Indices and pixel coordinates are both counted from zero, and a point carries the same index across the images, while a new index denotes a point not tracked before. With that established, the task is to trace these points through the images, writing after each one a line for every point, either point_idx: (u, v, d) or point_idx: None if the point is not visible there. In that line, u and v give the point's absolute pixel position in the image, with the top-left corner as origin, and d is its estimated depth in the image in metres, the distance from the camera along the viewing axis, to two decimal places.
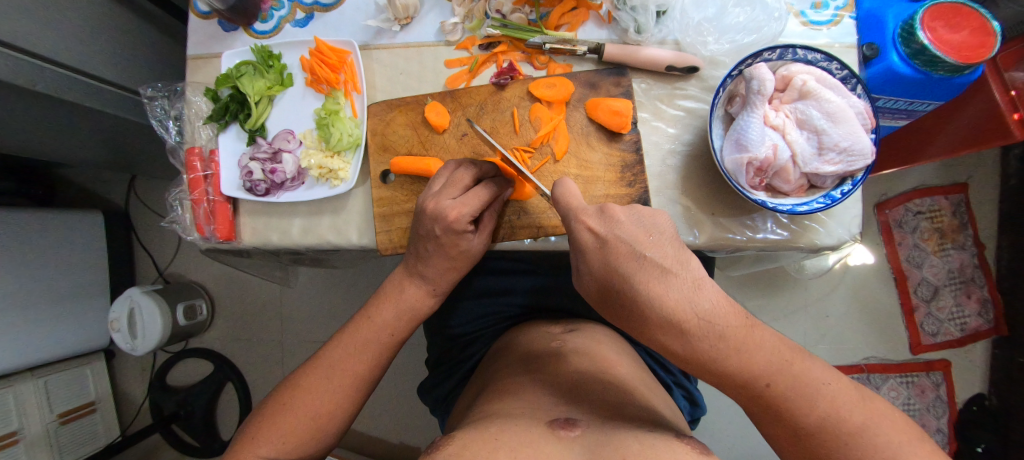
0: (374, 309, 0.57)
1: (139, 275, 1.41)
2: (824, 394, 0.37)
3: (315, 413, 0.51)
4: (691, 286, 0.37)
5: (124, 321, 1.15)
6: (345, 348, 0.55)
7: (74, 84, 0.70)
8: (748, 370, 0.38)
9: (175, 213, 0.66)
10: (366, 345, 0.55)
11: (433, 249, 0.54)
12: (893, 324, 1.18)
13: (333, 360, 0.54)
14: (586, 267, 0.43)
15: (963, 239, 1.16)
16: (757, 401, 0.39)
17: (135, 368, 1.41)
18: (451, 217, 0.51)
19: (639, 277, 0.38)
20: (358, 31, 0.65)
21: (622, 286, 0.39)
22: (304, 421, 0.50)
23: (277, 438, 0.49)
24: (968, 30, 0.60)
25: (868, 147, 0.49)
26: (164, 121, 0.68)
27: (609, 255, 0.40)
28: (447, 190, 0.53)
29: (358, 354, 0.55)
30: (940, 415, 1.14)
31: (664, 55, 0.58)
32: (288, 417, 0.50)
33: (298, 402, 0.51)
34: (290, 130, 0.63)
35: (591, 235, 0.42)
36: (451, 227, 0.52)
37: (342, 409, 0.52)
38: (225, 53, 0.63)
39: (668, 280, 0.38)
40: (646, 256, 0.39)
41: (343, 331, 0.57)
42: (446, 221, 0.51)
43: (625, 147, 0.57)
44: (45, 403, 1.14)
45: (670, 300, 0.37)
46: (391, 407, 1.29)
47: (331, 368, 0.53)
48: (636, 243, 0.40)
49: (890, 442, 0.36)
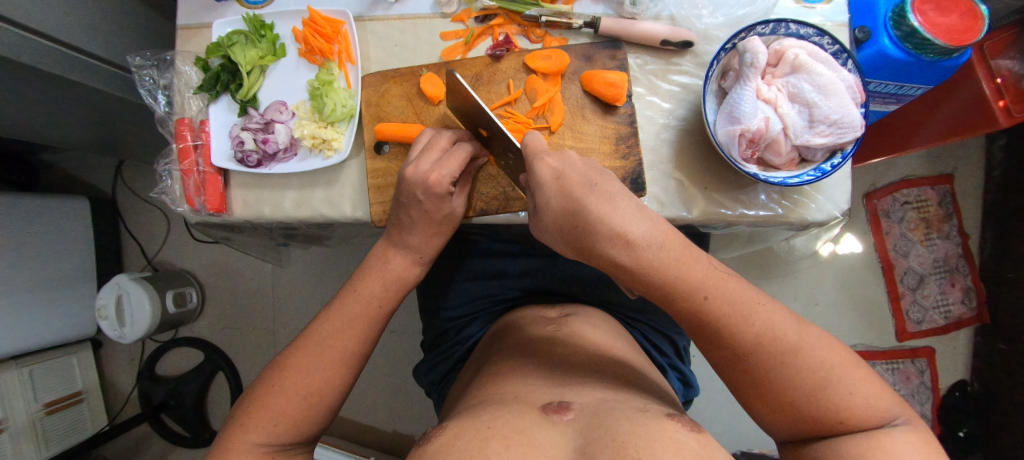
0: (362, 282, 0.57)
1: (126, 262, 1.39)
2: (762, 320, 0.40)
3: (308, 390, 0.50)
4: (636, 210, 0.41)
5: (110, 308, 1.13)
6: (333, 325, 0.54)
7: (59, 56, 0.69)
8: (692, 281, 0.40)
9: (164, 183, 0.65)
10: (355, 319, 0.55)
11: (418, 217, 0.54)
12: (880, 312, 1.20)
13: (323, 336, 0.53)
14: (543, 199, 0.43)
15: (948, 229, 1.19)
16: (698, 320, 0.41)
17: (121, 356, 1.38)
18: (432, 180, 0.51)
19: (590, 199, 0.40)
20: (353, 2, 0.64)
21: (578, 213, 0.41)
22: (295, 401, 0.49)
23: (269, 420, 0.47)
24: (957, 14, 0.61)
25: (858, 119, 0.49)
26: (153, 91, 0.67)
27: (566, 186, 0.42)
28: (425, 156, 0.53)
29: (348, 329, 0.54)
30: (925, 401, 1.17)
31: (659, 29, 0.59)
32: (279, 398, 0.49)
33: (287, 382, 0.50)
34: (283, 102, 0.62)
35: (548, 169, 0.43)
36: (432, 190, 0.52)
37: (334, 385, 0.52)
38: (216, 22, 0.62)
39: (615, 204, 0.41)
40: (598, 185, 0.41)
41: (328, 308, 0.56)
42: (426, 185, 0.51)
43: (620, 120, 0.57)
44: (30, 393, 1.12)
45: (617, 218, 0.39)
46: (385, 396, 1.28)
47: (320, 344, 0.52)
48: (589, 176, 0.42)
49: (823, 365, 0.39)
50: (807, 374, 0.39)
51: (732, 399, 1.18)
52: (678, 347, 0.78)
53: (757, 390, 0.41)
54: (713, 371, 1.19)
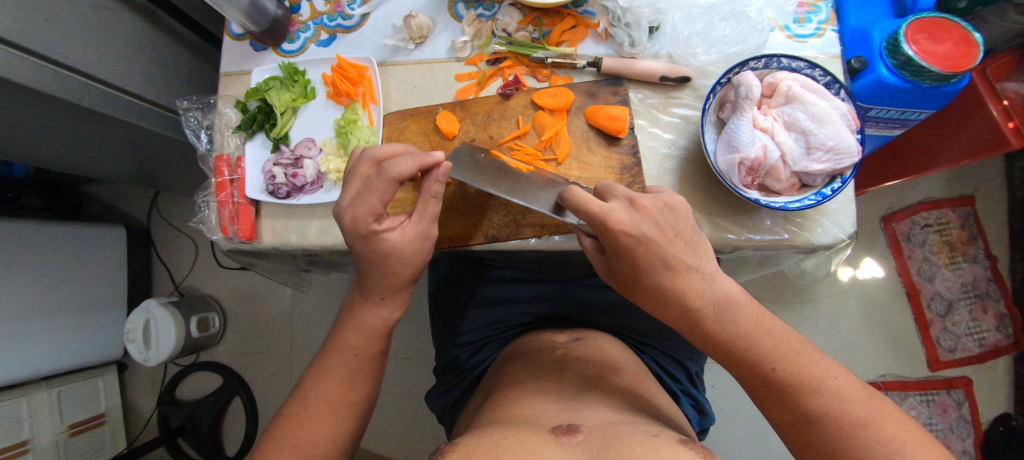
0: (354, 313, 0.57)
1: (157, 288, 1.46)
2: (800, 361, 0.44)
3: (322, 419, 0.53)
4: (697, 254, 0.46)
5: (139, 333, 1.19)
6: (339, 354, 0.56)
7: (115, 101, 0.77)
8: (737, 323, 0.45)
9: (202, 214, 0.70)
10: (362, 347, 0.57)
11: (363, 251, 0.53)
12: (908, 340, 1.16)
13: (332, 366, 0.56)
14: (626, 240, 0.45)
15: (973, 253, 1.16)
16: (740, 356, 0.46)
17: (146, 380, 1.43)
18: (348, 217, 0.51)
19: (667, 243, 0.45)
20: (376, 49, 0.71)
21: (657, 252, 0.45)
22: (312, 430, 0.52)
23: (290, 448, 0.50)
24: (951, 42, 0.64)
25: (854, 145, 0.51)
26: (196, 131, 0.74)
27: (645, 226, 0.45)
28: (347, 193, 0.53)
29: (354, 355, 0.56)
30: (965, 436, 1.10)
31: (657, 66, 0.63)
32: (297, 427, 0.52)
33: (302, 412, 0.53)
34: (312, 139, 0.68)
35: (627, 211, 0.46)
36: (355, 224, 0.51)
37: (343, 411, 0.55)
38: (255, 70, 0.70)
39: (691, 246, 0.47)
40: (673, 228, 0.46)
41: (329, 340, 0.58)
42: (348, 224, 0.51)
43: (623, 151, 0.60)
44: (57, 415, 1.17)
45: (685, 260, 0.46)
46: (399, 424, 1.28)
47: (329, 374, 0.55)
48: (665, 219, 0.47)
49: (857, 407, 0.41)
50: (875, 446, 0.40)
51: (753, 431, 1.14)
52: (691, 374, 0.78)
53: (809, 445, 0.43)
54: (732, 402, 1.16)
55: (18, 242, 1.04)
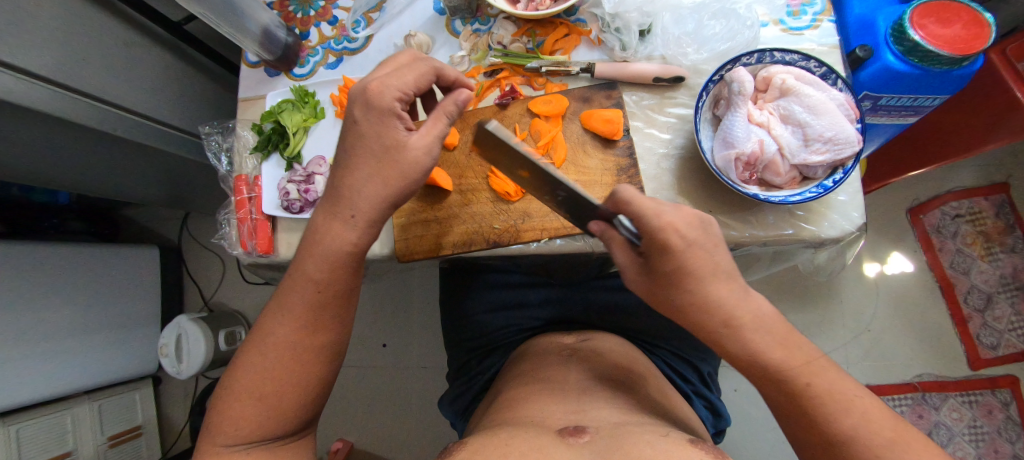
0: (299, 268, 0.49)
1: (188, 305, 1.54)
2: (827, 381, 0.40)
3: (264, 391, 0.48)
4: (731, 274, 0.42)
5: (172, 346, 1.26)
6: (276, 317, 0.49)
7: (144, 129, 0.83)
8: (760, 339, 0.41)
9: (224, 230, 0.75)
10: (297, 309, 0.49)
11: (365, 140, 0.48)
12: (944, 337, 1.10)
13: (270, 331, 0.49)
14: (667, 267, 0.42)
15: (1012, 242, 1.09)
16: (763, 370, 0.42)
17: (179, 393, 1.50)
18: (374, 88, 0.47)
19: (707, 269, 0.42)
20: (379, 68, 0.74)
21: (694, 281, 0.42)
22: (253, 402, 0.47)
23: (231, 425, 0.47)
24: (960, 24, 0.61)
25: (853, 135, 0.50)
26: (218, 153, 0.79)
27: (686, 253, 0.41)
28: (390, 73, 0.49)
29: (291, 319, 0.49)
30: (1015, 440, 1.03)
31: (650, 68, 0.63)
32: (235, 403, 0.48)
33: (242, 383, 0.48)
34: (322, 156, 0.72)
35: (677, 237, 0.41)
36: (374, 102, 0.47)
37: (297, 382, 0.49)
38: (269, 94, 0.74)
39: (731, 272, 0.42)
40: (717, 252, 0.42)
41: (272, 302, 0.51)
42: (367, 93, 0.47)
43: (619, 152, 0.61)
44: (98, 426, 1.24)
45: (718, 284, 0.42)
46: (419, 432, 1.29)
47: (268, 339, 0.49)
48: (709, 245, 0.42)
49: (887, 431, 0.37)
50: None
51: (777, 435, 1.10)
52: (703, 374, 0.76)
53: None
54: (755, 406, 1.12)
55: (61, 264, 1.12)
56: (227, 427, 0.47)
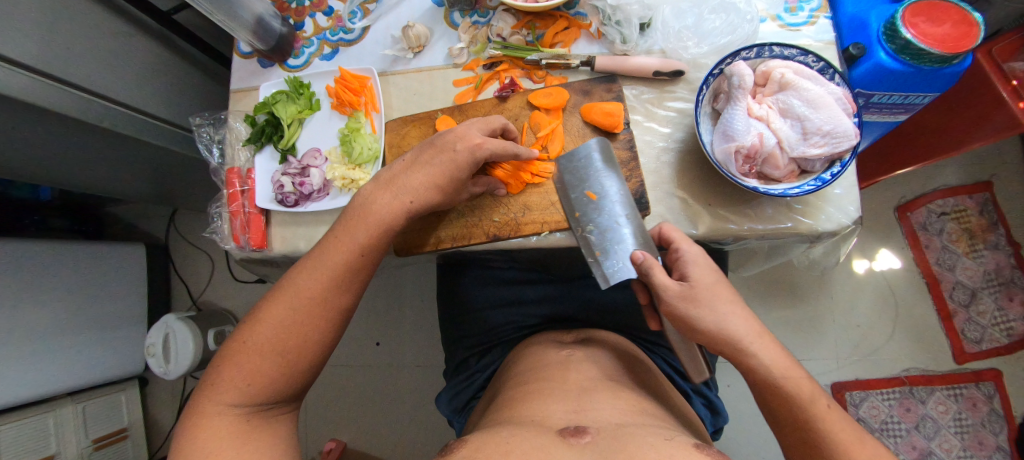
0: (326, 250, 0.53)
1: (175, 304, 1.51)
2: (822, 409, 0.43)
3: (283, 347, 0.49)
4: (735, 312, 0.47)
5: (159, 346, 1.22)
6: (306, 272, 0.52)
7: (133, 121, 0.81)
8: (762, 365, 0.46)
9: (215, 224, 0.73)
10: (332, 268, 0.52)
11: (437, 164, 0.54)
12: (931, 332, 1.12)
13: (297, 288, 0.51)
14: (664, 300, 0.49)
15: (994, 239, 1.12)
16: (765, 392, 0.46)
17: (166, 394, 1.47)
18: (476, 140, 0.54)
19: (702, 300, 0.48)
20: (377, 60, 0.73)
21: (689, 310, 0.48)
22: (269, 357, 0.48)
23: (241, 379, 0.47)
24: (951, 23, 0.63)
25: (851, 128, 0.51)
26: (209, 146, 0.77)
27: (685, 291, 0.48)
28: (477, 126, 0.56)
29: (319, 276, 0.51)
30: (998, 431, 1.06)
31: (650, 62, 0.63)
32: (252, 356, 0.48)
33: (259, 338, 0.49)
34: (317, 148, 0.70)
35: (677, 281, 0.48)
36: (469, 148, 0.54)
37: (315, 340, 0.50)
38: (263, 85, 0.73)
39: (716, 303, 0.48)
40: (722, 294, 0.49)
41: (303, 261, 0.53)
42: (467, 141, 0.54)
43: (620, 146, 0.62)
44: (82, 429, 1.20)
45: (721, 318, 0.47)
46: (413, 432, 1.28)
47: (292, 296, 0.50)
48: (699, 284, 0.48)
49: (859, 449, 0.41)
50: None
51: None
52: None
53: None
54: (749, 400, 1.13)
55: (44, 261, 1.09)
56: (234, 385, 0.47)
